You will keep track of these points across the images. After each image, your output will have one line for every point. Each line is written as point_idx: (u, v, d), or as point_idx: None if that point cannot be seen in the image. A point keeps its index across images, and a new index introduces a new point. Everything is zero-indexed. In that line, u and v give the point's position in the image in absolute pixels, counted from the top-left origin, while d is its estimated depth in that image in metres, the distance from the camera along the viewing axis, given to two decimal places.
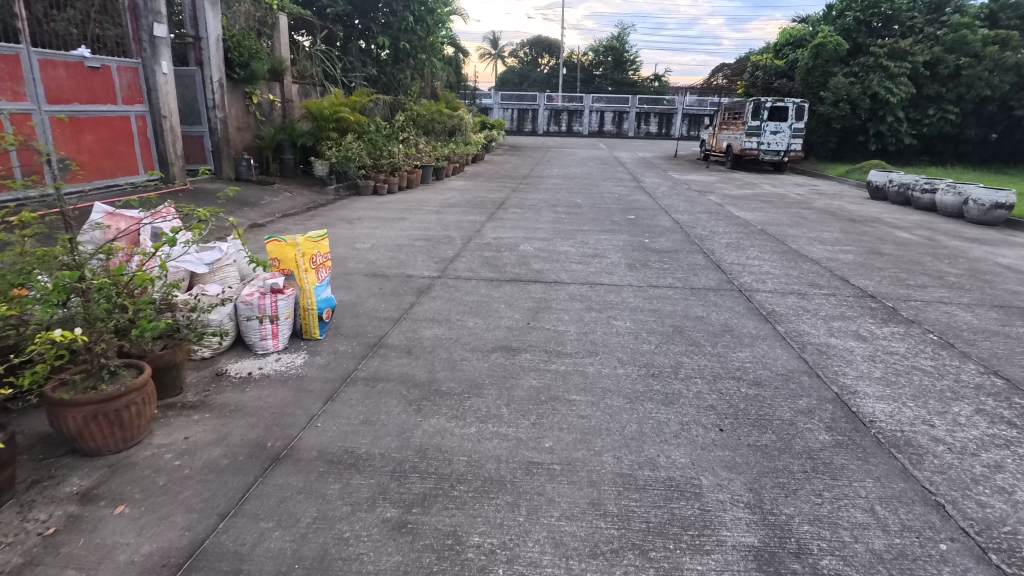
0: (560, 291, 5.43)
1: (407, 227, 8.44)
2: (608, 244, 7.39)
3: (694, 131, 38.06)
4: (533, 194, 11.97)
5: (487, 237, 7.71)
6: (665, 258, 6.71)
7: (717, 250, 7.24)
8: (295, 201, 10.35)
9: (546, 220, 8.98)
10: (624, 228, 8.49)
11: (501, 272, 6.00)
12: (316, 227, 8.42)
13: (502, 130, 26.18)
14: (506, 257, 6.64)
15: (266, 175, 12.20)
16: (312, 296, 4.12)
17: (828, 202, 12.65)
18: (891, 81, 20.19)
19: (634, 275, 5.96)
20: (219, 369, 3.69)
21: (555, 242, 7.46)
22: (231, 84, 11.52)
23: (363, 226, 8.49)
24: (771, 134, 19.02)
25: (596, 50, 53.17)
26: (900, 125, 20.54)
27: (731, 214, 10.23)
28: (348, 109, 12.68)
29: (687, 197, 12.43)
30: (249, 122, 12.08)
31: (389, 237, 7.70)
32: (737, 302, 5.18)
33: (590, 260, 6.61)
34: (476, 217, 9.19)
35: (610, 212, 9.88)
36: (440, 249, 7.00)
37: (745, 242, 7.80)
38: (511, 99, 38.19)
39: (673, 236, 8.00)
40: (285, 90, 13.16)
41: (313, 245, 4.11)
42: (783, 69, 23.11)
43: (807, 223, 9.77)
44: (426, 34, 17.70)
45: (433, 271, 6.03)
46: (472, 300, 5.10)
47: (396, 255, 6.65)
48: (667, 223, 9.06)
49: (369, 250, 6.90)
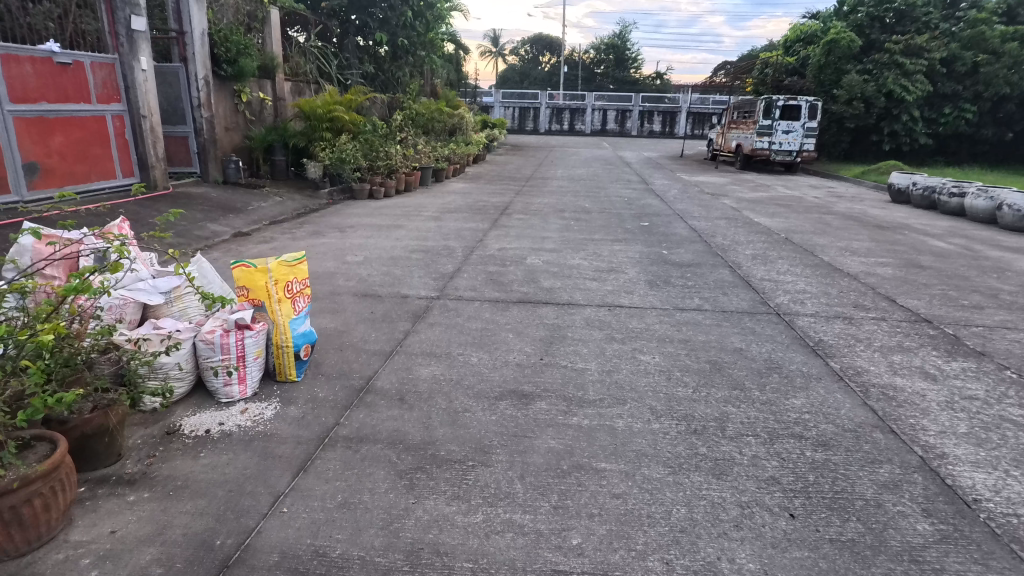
0: (576, 315, 4.79)
1: (404, 236, 7.81)
2: (622, 256, 6.76)
3: (698, 130, 37.38)
4: (538, 198, 11.33)
5: (490, 248, 7.07)
6: (687, 273, 6.08)
7: (743, 263, 6.62)
8: (286, 207, 9.70)
9: (554, 228, 8.34)
10: (639, 238, 7.85)
11: (508, 292, 5.36)
12: (306, 236, 7.78)
13: (504, 129, 25.56)
14: (512, 273, 6.00)
15: (256, 177, 11.60)
16: (288, 330, 3.48)
17: (848, 207, 12.01)
18: (906, 79, 19.48)
19: (656, 295, 5.33)
20: (171, 426, 3.04)
21: (565, 254, 6.83)
22: (218, 81, 10.87)
23: (356, 235, 7.86)
24: (782, 134, 18.34)
25: (597, 48, 52.48)
26: (915, 124, 19.86)
27: (750, 220, 9.61)
28: (343, 107, 12.07)
29: (700, 200, 11.80)
30: (238, 121, 11.44)
31: (384, 248, 7.07)
32: (778, 330, 4.54)
33: (605, 275, 5.97)
34: (478, 225, 8.55)
35: (621, 219, 9.26)
36: (439, 263, 6.36)
37: (772, 254, 7.16)
38: (512, 97, 37.56)
39: (692, 247, 7.38)
40: (276, 88, 12.51)
41: (288, 271, 3.49)
42: (794, 66, 22.45)
43: (832, 230, 9.15)
44: (425, 30, 17.05)
45: (431, 290, 5.39)
46: (476, 327, 4.46)
47: (391, 271, 6.01)
48: (683, 230, 8.43)
49: (361, 265, 6.27)
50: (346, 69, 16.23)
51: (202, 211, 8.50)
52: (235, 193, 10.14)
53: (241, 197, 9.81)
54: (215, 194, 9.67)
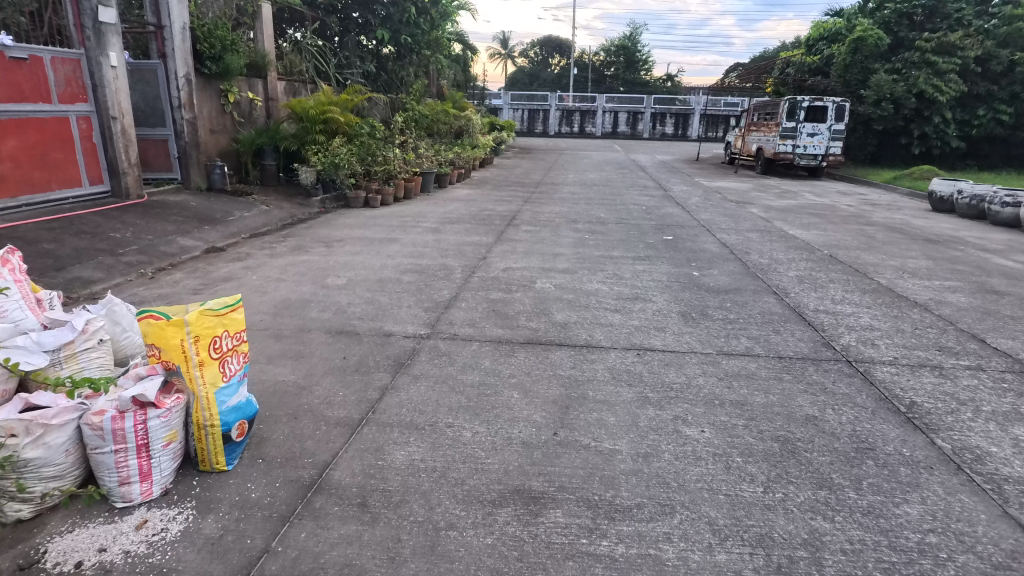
0: (597, 362, 3.84)
1: (398, 251, 6.93)
2: (647, 280, 5.81)
3: (712, 132, 36.31)
4: (548, 206, 10.40)
5: (494, 269, 6.15)
6: (727, 303, 5.13)
7: (790, 288, 5.67)
8: (273, 217, 8.85)
9: (566, 243, 7.41)
10: (663, 255, 6.90)
11: (513, 329, 4.43)
12: (287, 252, 6.89)
13: (513, 131, 24.65)
14: (519, 302, 5.07)
15: (244, 182, 10.86)
16: (212, 404, 2.57)
17: (886, 216, 11.00)
18: (939, 78, 18.40)
19: (694, 335, 4.36)
20: (28, 556, 2.14)
21: (580, 277, 5.91)
22: (202, 79, 10.04)
23: (345, 250, 6.98)
24: (807, 137, 17.32)
25: (607, 50, 51.54)
26: (947, 127, 18.74)
27: (785, 233, 8.64)
28: (338, 108, 11.26)
29: (725, 209, 10.83)
30: (224, 122, 10.61)
31: (373, 268, 6.17)
32: (856, 389, 3.57)
33: (629, 305, 5.03)
34: (482, 238, 7.64)
35: (641, 231, 8.33)
36: (433, 288, 5.44)
37: (820, 276, 6.19)
38: (521, 99, 36.63)
39: (726, 266, 6.43)
40: (268, 87, 11.68)
41: (214, 323, 2.60)
42: (817, 65, 21.26)
43: (878, 244, 8.17)
44: (430, 27, 16.22)
45: (421, 326, 4.47)
46: (472, 382, 3.54)
47: (377, 299, 5.11)
48: (713, 245, 7.49)
49: (344, 289, 5.39)
50: (346, 68, 15.39)
51: (175, 222, 7.65)
52: (218, 201, 9.28)
53: (224, 206, 8.97)
54: (195, 203, 8.82)
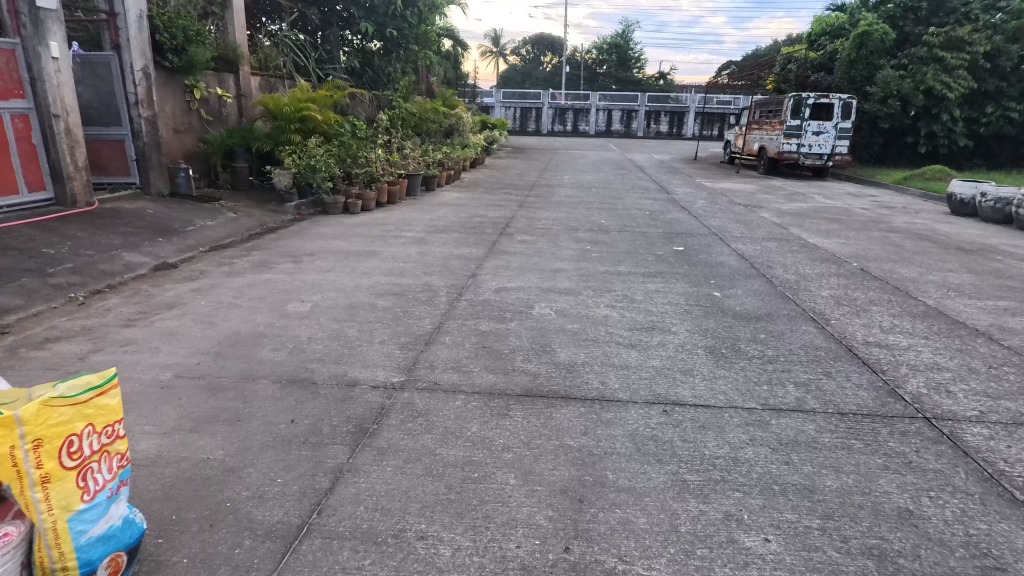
0: (614, 426, 3.02)
1: (376, 267, 6.09)
2: (663, 303, 5.02)
3: (706, 131, 35.62)
4: (544, 212, 9.58)
5: (484, 290, 5.32)
6: (762, 335, 4.31)
7: (829, 313, 4.88)
8: (241, 226, 7.99)
9: (566, 256, 6.59)
10: (677, 270, 6.12)
11: (506, 375, 3.60)
12: (248, 270, 6.04)
13: (505, 130, 23.82)
14: (514, 335, 4.24)
15: (213, 187, 10.06)
16: (64, 539, 1.75)
17: (906, 221, 10.25)
18: (948, 75, 17.70)
19: (729, 382, 3.55)
20: None
21: (585, 299, 5.09)
22: (164, 74, 9.15)
23: (316, 267, 6.14)
24: (813, 136, 16.57)
25: (599, 49, 50.82)
26: (956, 125, 18.04)
27: (804, 242, 7.88)
28: (316, 106, 10.41)
29: (734, 214, 10.06)
30: (190, 121, 9.74)
31: (345, 289, 5.33)
32: (951, 465, 2.76)
33: (645, 338, 4.22)
34: (472, 252, 6.81)
35: (648, 241, 7.55)
36: (412, 317, 4.60)
37: (858, 296, 5.40)
38: (513, 97, 35.76)
39: (750, 285, 5.63)
40: (239, 83, 10.80)
41: (67, 417, 1.76)
42: (820, 62, 20.43)
43: (908, 255, 7.41)
44: (418, 21, 15.28)
45: (396, 371, 3.64)
46: (454, 460, 2.71)
47: (344, 333, 4.27)
48: (730, 257, 6.70)
49: (308, 319, 4.55)
50: (327, 63, 14.59)
51: (125, 234, 6.77)
52: (180, 208, 8.41)
53: (186, 214, 8.09)
54: (152, 211, 7.94)
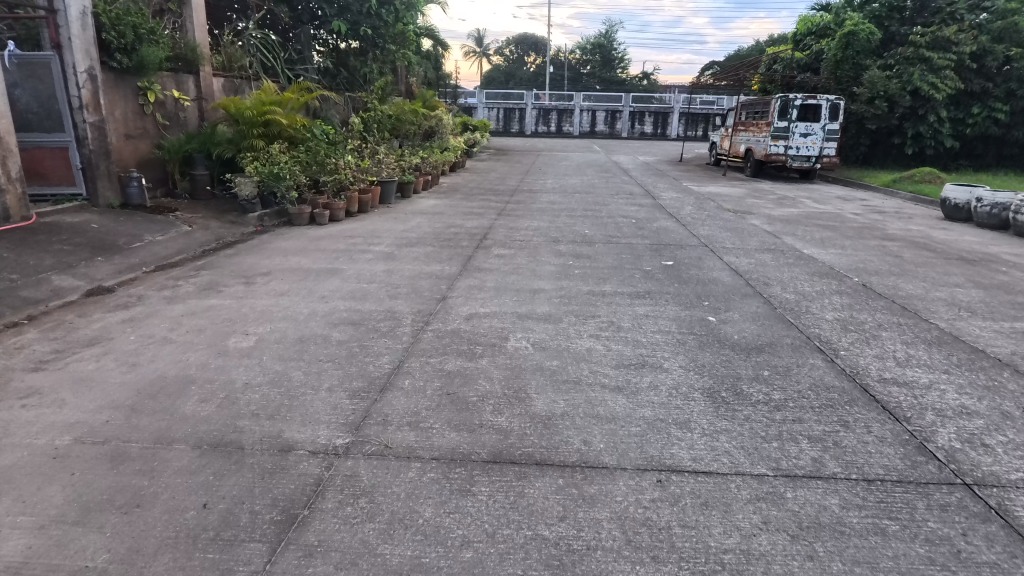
0: (599, 507, 2.48)
1: (336, 289, 5.51)
2: (653, 331, 4.50)
3: (691, 131, 35.37)
4: (524, 221, 9.06)
5: (454, 317, 4.77)
6: (767, 373, 3.80)
7: (837, 342, 4.38)
8: (195, 241, 7.36)
9: (547, 273, 6.06)
10: (667, 289, 5.63)
11: (472, 433, 3.04)
12: (192, 293, 5.43)
13: (488, 131, 23.23)
14: (483, 377, 3.69)
15: (171, 196, 9.42)
16: None
17: (900, 227, 9.87)
18: (935, 75, 17.45)
19: (733, 437, 3.04)
20: None
21: (567, 328, 4.55)
22: (113, 75, 8.46)
23: (270, 289, 5.54)
24: (800, 137, 16.22)
25: (582, 49, 50.44)
26: (942, 126, 17.80)
27: (800, 253, 7.43)
28: (282, 109, 9.77)
29: (725, 221, 9.61)
30: (144, 126, 9.07)
31: (296, 318, 4.75)
32: (1008, 556, 2.26)
33: (633, 378, 3.70)
34: (444, 269, 6.24)
35: (636, 254, 7.05)
36: (369, 354, 4.03)
37: (866, 320, 4.93)
38: (496, 97, 35.20)
39: (747, 308, 5.13)
40: (200, 84, 10.11)
41: None
42: (806, 62, 20.12)
43: (910, 267, 6.98)
44: (395, 19, 14.38)
45: (342, 431, 3.07)
46: (400, 564, 2.16)
47: (287, 376, 3.68)
48: (723, 273, 6.23)
49: (249, 358, 3.97)
50: (298, 63, 14.12)
51: (58, 253, 6.12)
52: (128, 220, 7.74)
53: (135, 227, 7.44)
54: (96, 224, 7.26)
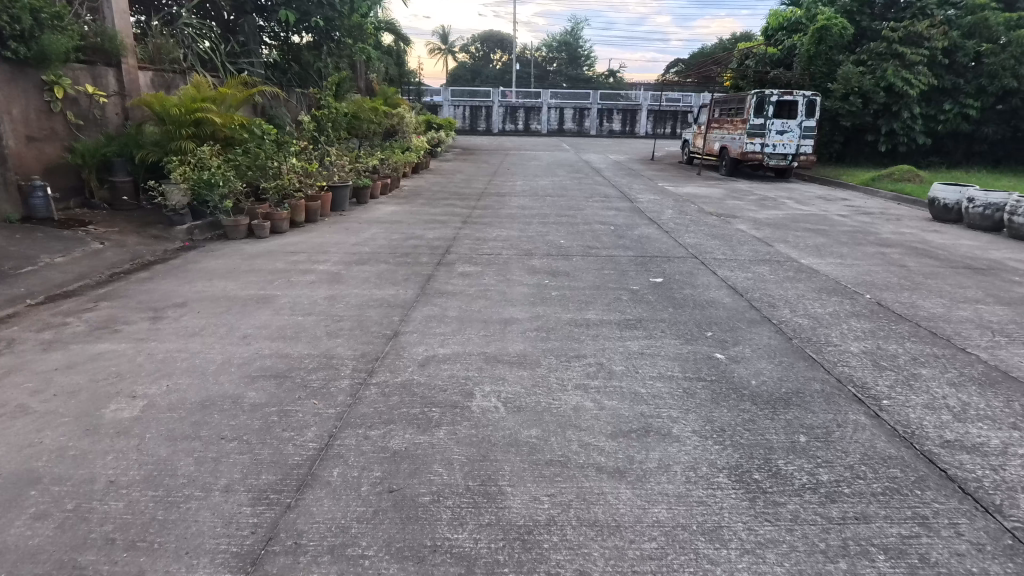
0: None
1: (262, 325, 4.50)
2: (653, 378, 3.64)
3: (660, 129, 35.00)
4: (492, 230, 8.16)
5: (406, 363, 3.83)
6: (804, 439, 2.98)
7: (874, 387, 3.59)
8: (104, 261, 6.24)
9: (520, 298, 5.17)
10: (661, 315, 4.80)
11: (420, 567, 2.12)
12: (80, 336, 4.36)
13: (454, 129, 22.21)
14: (439, 460, 2.77)
15: (87, 208, 8.23)
16: None
17: (892, 230, 9.28)
18: (908, 71, 17.14)
19: (785, 555, 2.20)
20: None
21: (546, 376, 3.65)
22: (9, 69, 7.23)
23: (179, 326, 4.50)
24: (777, 135, 15.68)
25: (548, 46, 49.74)
26: (915, 122, 17.54)
27: (798, 264, 6.71)
28: (216, 106, 8.62)
29: (710, 227, 8.88)
30: (52, 127, 7.87)
31: (204, 370, 3.74)
32: None
33: (638, 454, 2.83)
34: (397, 294, 5.29)
35: (620, 269, 6.22)
36: (291, 427, 3.06)
37: (896, 351, 4.18)
38: (462, 95, 34.15)
39: (757, 339, 4.31)
40: (121, 78, 8.90)
41: None
42: (778, 58, 19.71)
43: (920, 279, 6.30)
44: (350, 10, 13.23)
45: (231, 571, 2.12)
46: None
47: (173, 471, 2.70)
48: (720, 291, 5.46)
49: (126, 439, 2.97)
50: (241, 56, 12.88)
51: None
52: (25, 237, 6.55)
53: (30, 247, 6.28)
54: None
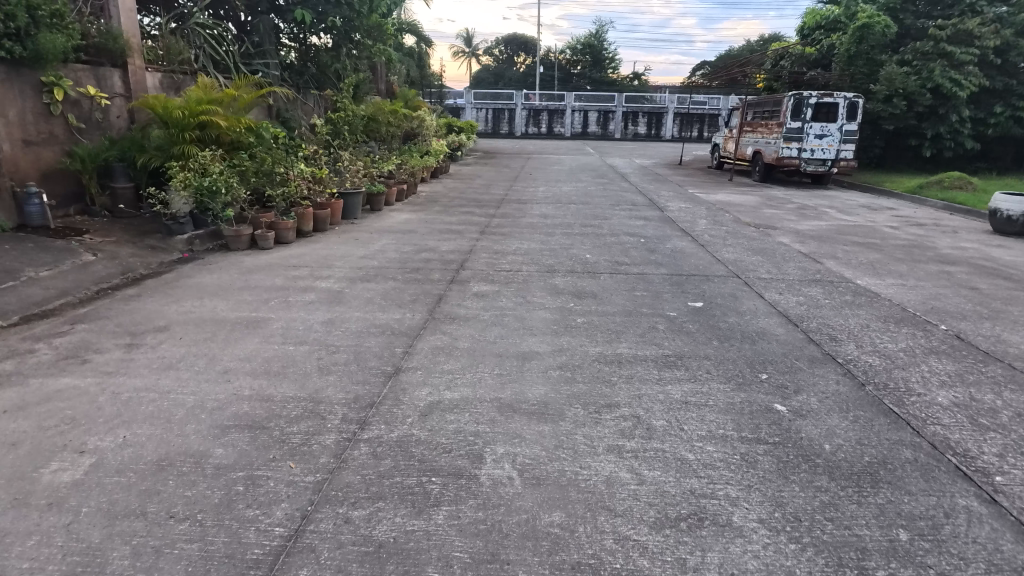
0: None
1: (247, 357, 3.96)
2: (703, 441, 2.98)
3: (686, 132, 34.06)
4: (511, 242, 7.56)
5: (405, 412, 3.23)
6: (906, 537, 2.32)
7: (981, 457, 2.89)
8: (92, 275, 5.78)
9: (541, 326, 4.56)
10: (706, 350, 4.13)
11: None
12: (44, 367, 3.84)
13: (475, 132, 21.65)
14: (434, 559, 2.17)
15: (86, 214, 7.84)
16: None
17: (951, 244, 8.46)
18: (956, 71, 16.13)
19: None
20: None
21: (571, 433, 3.03)
22: (5, 69, 6.84)
23: (154, 357, 3.97)
24: (815, 139, 14.82)
25: (572, 48, 49.03)
26: (963, 126, 16.49)
27: (854, 286, 5.98)
28: (222, 108, 8.14)
29: (749, 239, 8.16)
30: (51, 129, 7.49)
31: (170, 417, 3.19)
32: None
33: (692, 560, 2.19)
34: (403, 319, 4.71)
35: (653, 290, 5.56)
36: (257, 504, 2.48)
37: (995, 403, 3.47)
38: (485, 98, 33.69)
39: (824, 386, 3.62)
40: (127, 79, 8.50)
41: None
42: (815, 58, 18.75)
43: (997, 305, 5.53)
44: (369, 10, 12.57)
45: None
46: None
47: (100, 570, 2.13)
48: (771, 321, 4.77)
49: (55, 515, 2.42)
50: (256, 57, 12.46)
51: None
52: (13, 248, 6.13)
53: (16, 259, 5.85)
54: None
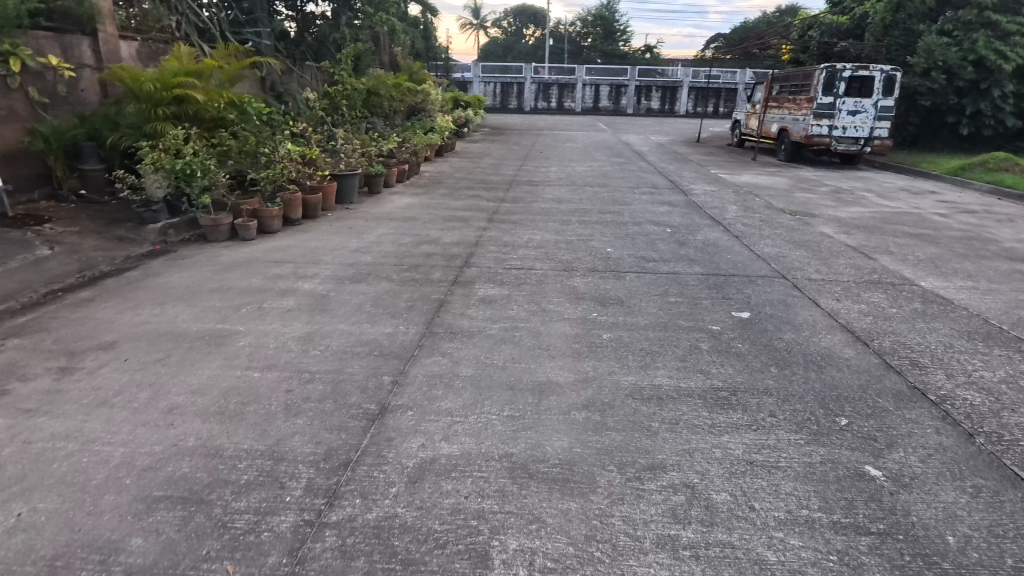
0: None
1: (200, 390, 3.21)
2: (784, 531, 2.23)
3: (701, 108, 32.74)
4: (522, 232, 6.74)
5: (389, 478, 2.48)
6: None
7: None
8: (45, 274, 5.04)
9: (561, 345, 3.78)
10: (765, 382, 3.35)
11: None
12: None
13: (482, 107, 20.63)
14: None
15: (55, 200, 7.15)
16: None
17: (1012, 236, 7.57)
18: (1002, 42, 14.93)
19: None
20: None
21: (607, 517, 2.28)
22: None
23: (87, 389, 3.23)
24: (848, 116, 13.78)
25: (583, 20, 47.30)
26: (1007, 102, 15.35)
27: (920, 289, 5.16)
28: (202, 81, 7.32)
29: (786, 229, 7.31)
30: (10, 105, 6.74)
31: (85, 485, 2.45)
32: None
33: None
34: (395, 334, 3.95)
35: (689, 295, 4.76)
36: None
37: None
38: (493, 71, 32.49)
39: (924, 438, 2.85)
40: (98, 48, 7.69)
41: None
42: (847, 28, 17.52)
43: None
44: None
45: None
46: None
47: None
48: (835, 339, 3.97)
49: None
50: (247, 26, 11.52)
51: None
52: None
53: None
54: None
